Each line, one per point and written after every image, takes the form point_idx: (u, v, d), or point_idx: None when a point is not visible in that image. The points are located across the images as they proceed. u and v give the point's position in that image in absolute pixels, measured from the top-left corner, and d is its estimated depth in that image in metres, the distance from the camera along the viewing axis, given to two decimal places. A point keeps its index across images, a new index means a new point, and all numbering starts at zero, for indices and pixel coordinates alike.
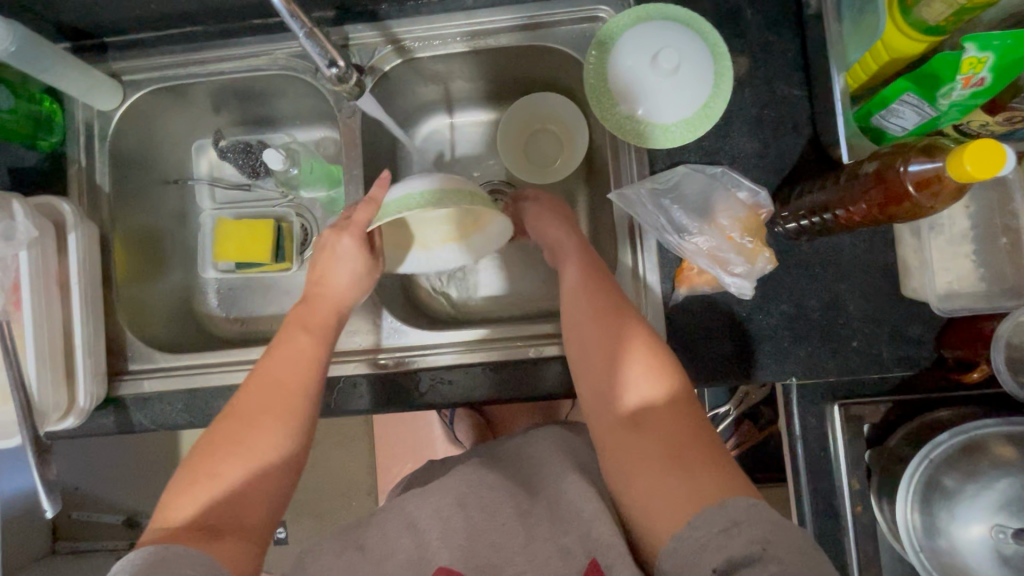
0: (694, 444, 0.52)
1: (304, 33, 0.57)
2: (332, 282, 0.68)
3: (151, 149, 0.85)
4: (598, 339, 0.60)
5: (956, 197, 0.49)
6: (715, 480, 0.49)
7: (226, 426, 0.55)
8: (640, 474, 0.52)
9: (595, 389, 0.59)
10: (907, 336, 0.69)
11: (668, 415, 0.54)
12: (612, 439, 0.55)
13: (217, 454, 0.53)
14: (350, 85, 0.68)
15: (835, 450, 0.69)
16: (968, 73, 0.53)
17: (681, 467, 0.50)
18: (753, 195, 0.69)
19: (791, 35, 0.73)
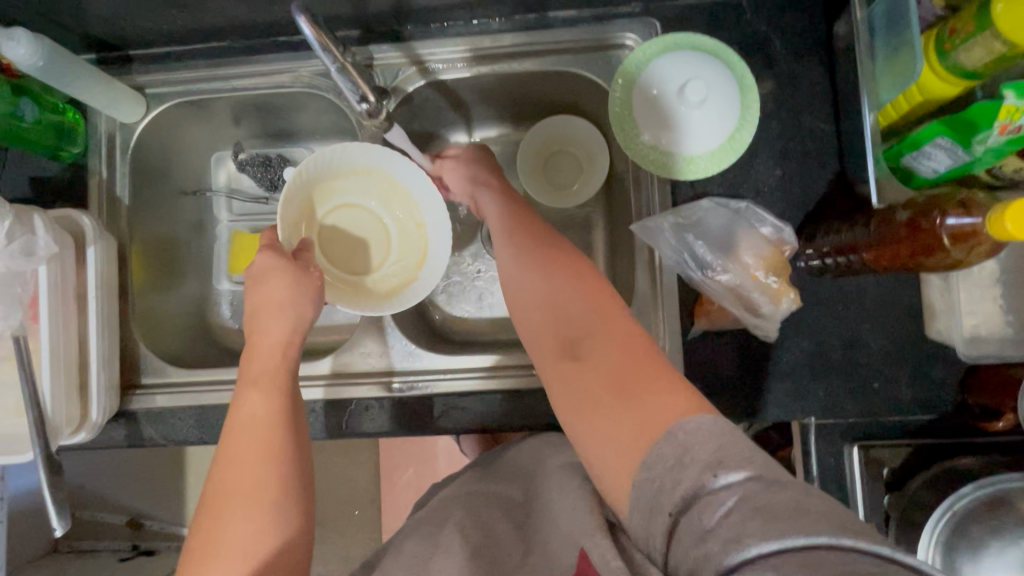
0: (639, 362, 0.50)
1: (336, 67, 0.58)
2: (271, 314, 0.63)
3: (170, 160, 0.86)
4: (538, 289, 0.59)
5: (990, 254, 0.49)
6: (658, 399, 0.47)
7: (206, 520, 0.52)
8: (587, 405, 0.50)
9: (535, 332, 0.57)
10: (930, 379, 0.68)
11: (607, 343, 0.52)
12: (558, 375, 0.54)
13: (205, 554, 0.50)
14: (382, 121, 0.67)
15: (852, 493, 0.67)
16: (1005, 120, 0.53)
17: (624, 400, 0.48)
18: (776, 231, 0.68)
19: (819, 68, 0.72)
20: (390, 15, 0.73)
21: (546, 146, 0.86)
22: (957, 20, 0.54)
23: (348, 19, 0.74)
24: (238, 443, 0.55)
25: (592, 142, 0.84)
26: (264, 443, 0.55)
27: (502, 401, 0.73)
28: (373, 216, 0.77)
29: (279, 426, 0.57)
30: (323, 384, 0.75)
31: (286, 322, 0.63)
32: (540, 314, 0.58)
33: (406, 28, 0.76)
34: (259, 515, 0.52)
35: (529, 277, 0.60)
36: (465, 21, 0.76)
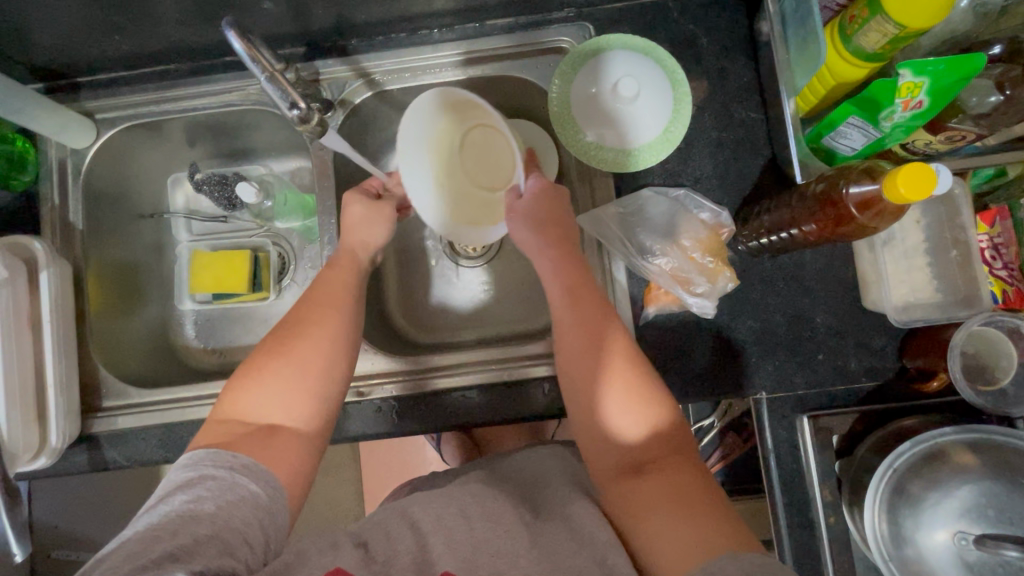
0: (699, 488, 0.54)
1: (265, 76, 0.60)
2: (352, 229, 0.71)
3: (125, 184, 0.86)
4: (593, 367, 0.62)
5: (897, 217, 0.51)
6: (711, 511, 0.52)
7: (271, 360, 0.61)
8: (649, 517, 0.53)
9: (592, 429, 0.61)
10: (871, 347, 0.71)
11: (670, 458, 0.57)
12: (617, 484, 0.57)
13: (266, 378, 0.60)
14: (317, 126, 0.68)
15: (806, 462, 0.70)
16: (906, 96, 0.56)
17: (681, 504, 0.53)
18: (715, 216, 0.71)
19: (745, 61, 0.76)
20: (333, 30, 0.76)
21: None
22: (855, 6, 0.58)
23: (291, 36, 0.76)
24: (317, 312, 0.64)
25: (541, 143, 0.87)
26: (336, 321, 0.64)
27: (466, 397, 0.75)
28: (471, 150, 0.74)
29: (351, 312, 0.66)
30: None
31: (365, 237, 0.71)
32: (600, 414, 0.60)
33: (350, 42, 0.79)
34: (320, 376, 0.61)
35: (591, 368, 0.62)
36: (408, 33, 0.78)
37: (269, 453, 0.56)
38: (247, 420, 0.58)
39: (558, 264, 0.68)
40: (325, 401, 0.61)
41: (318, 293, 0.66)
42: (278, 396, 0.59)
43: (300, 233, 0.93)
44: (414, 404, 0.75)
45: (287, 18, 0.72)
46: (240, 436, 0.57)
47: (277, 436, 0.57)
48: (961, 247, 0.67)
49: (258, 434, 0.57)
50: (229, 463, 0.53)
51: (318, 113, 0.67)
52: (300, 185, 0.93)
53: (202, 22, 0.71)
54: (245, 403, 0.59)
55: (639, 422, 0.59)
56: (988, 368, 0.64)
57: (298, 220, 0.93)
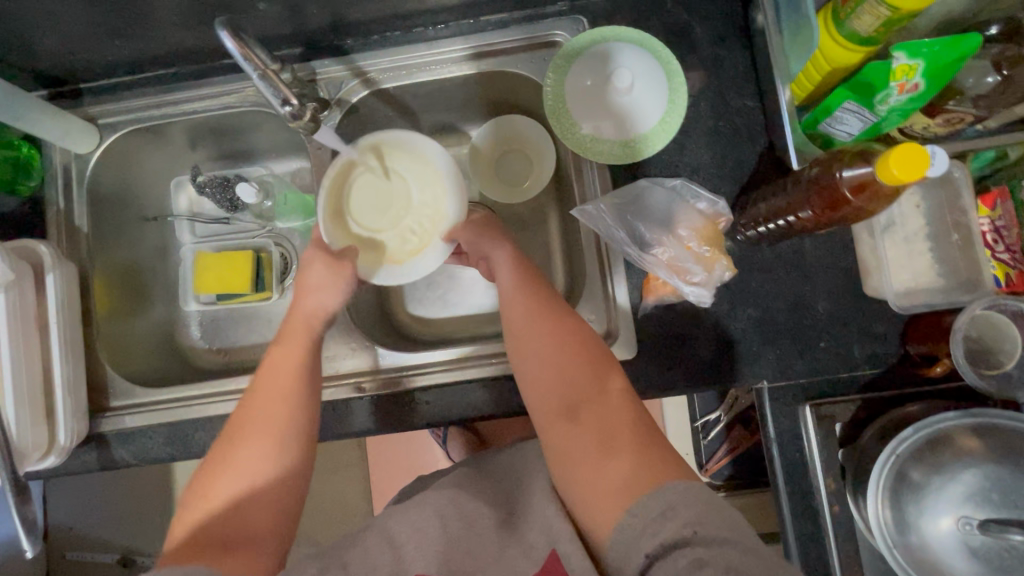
0: (634, 432, 0.57)
1: (257, 74, 0.60)
2: (303, 302, 0.69)
3: (129, 188, 0.88)
4: (542, 342, 0.62)
5: (892, 197, 0.51)
6: (647, 460, 0.54)
7: (224, 454, 0.60)
8: (585, 462, 0.56)
9: (536, 390, 0.62)
10: (874, 333, 0.71)
11: (605, 408, 0.58)
12: (555, 435, 0.59)
13: (219, 478, 0.58)
14: (308, 122, 0.70)
15: (810, 451, 0.69)
16: (902, 79, 0.56)
17: (615, 452, 0.56)
18: (712, 205, 0.71)
19: (741, 49, 0.76)
20: (328, 29, 0.77)
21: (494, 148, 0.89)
22: None
23: (288, 37, 0.77)
24: (263, 394, 0.62)
25: (536, 137, 0.87)
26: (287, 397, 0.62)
27: (465, 391, 0.75)
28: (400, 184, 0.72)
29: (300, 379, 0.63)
30: None
31: (315, 307, 0.69)
32: (546, 376, 0.61)
33: (346, 42, 0.80)
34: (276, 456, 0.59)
35: (539, 337, 0.63)
36: (403, 31, 0.79)
37: (228, 560, 0.53)
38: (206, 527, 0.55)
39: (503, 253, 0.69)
40: (284, 475, 0.59)
41: (266, 375, 0.64)
42: (232, 495, 0.57)
43: (301, 233, 0.94)
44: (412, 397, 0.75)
45: (284, 18, 0.73)
46: (195, 549, 0.54)
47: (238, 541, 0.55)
48: (963, 231, 0.66)
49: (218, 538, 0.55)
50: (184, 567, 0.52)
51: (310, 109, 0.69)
52: (300, 185, 0.94)
53: (201, 25, 0.72)
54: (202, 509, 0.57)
55: (582, 376, 0.61)
56: (991, 352, 0.63)
57: (298, 220, 0.94)
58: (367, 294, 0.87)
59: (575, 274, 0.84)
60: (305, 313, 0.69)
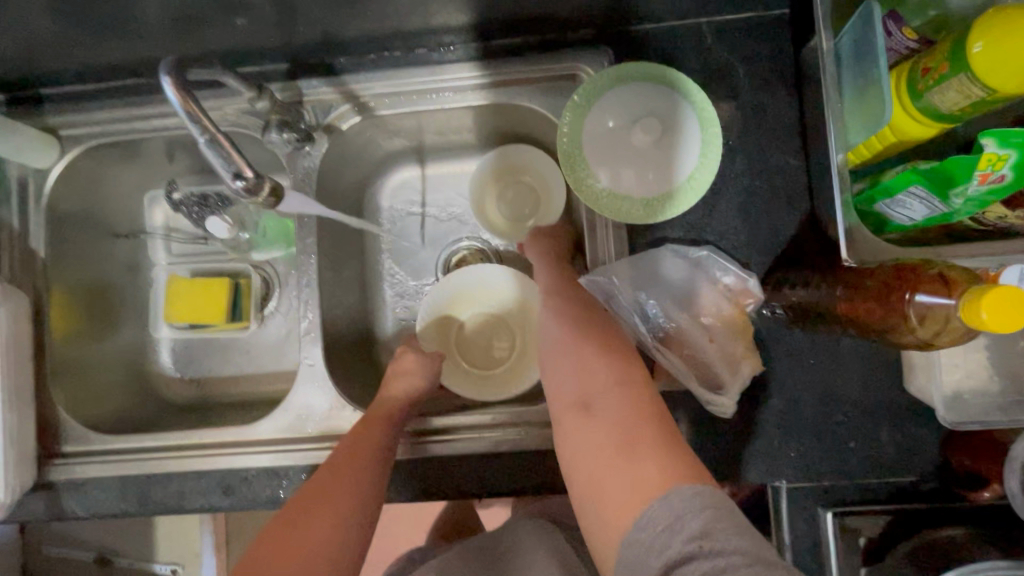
0: (649, 428, 0.47)
1: (204, 138, 0.47)
2: (394, 377, 0.69)
3: (96, 204, 0.80)
4: (561, 328, 0.57)
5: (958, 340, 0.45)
6: (659, 459, 0.45)
7: (278, 529, 0.52)
8: (593, 460, 0.48)
9: (555, 380, 0.55)
10: (911, 438, 0.62)
11: (619, 396, 0.50)
12: (565, 429, 0.52)
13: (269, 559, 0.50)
14: (269, 198, 0.53)
15: (827, 564, 0.62)
16: (986, 169, 0.48)
17: (627, 451, 0.47)
18: (741, 281, 0.62)
19: (788, 97, 0.66)
20: (317, 47, 0.67)
21: (504, 175, 0.80)
22: (931, 56, 0.48)
23: (272, 52, 0.68)
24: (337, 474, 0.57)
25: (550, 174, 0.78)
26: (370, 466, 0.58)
27: (454, 465, 0.66)
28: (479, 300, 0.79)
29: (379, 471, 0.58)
30: (237, 451, 0.69)
31: (404, 386, 0.68)
32: (564, 367, 0.54)
33: (337, 60, 0.70)
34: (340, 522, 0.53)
35: (561, 332, 0.57)
36: (402, 51, 0.70)
37: None
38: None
39: (544, 264, 0.68)
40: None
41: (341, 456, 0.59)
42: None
43: (284, 260, 0.86)
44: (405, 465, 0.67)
45: (265, 34, 0.64)
46: None
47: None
48: None
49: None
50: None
51: (270, 182, 0.52)
52: None
53: (170, 37, 0.63)
54: None
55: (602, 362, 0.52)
56: None
57: (280, 249, 0.86)
58: (350, 335, 0.79)
59: None
60: (385, 400, 0.66)
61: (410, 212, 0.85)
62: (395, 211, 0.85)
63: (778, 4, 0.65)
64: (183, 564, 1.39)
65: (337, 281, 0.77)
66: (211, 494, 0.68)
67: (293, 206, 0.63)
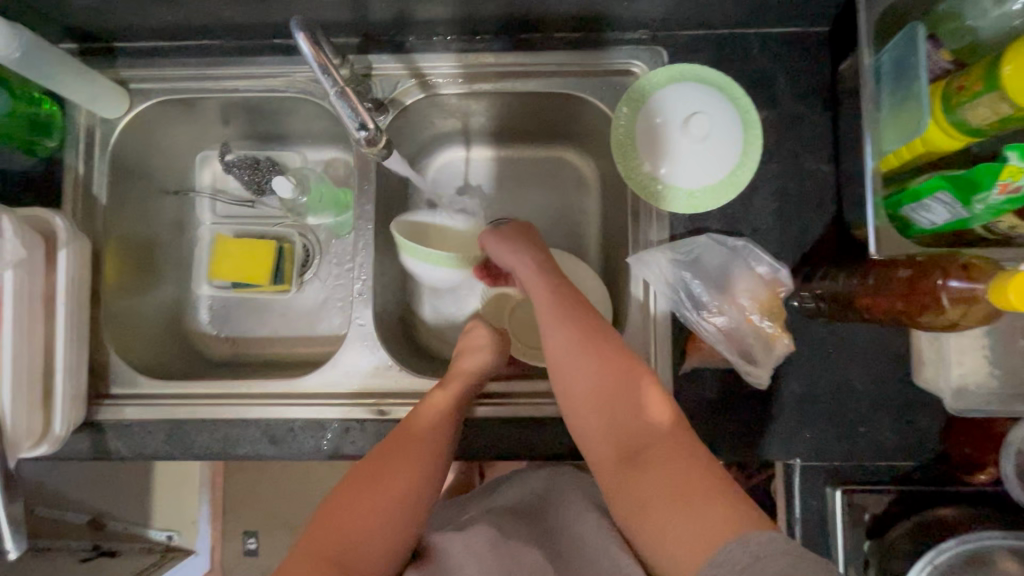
0: (700, 474, 0.52)
1: (335, 90, 0.57)
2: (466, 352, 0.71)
3: (153, 158, 0.82)
4: (587, 364, 0.60)
5: (983, 320, 0.51)
6: (716, 510, 0.49)
7: (362, 471, 0.60)
8: (646, 514, 0.52)
9: (597, 426, 0.59)
10: (916, 426, 0.68)
11: (667, 450, 0.54)
12: (616, 480, 0.56)
13: (355, 494, 0.58)
14: (382, 148, 0.63)
15: (833, 538, 0.68)
16: (1006, 180, 0.53)
17: (683, 502, 0.50)
18: (772, 271, 0.67)
19: (823, 108, 0.72)
20: (391, 25, 0.71)
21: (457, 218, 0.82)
22: (966, 76, 0.54)
23: (348, 26, 0.71)
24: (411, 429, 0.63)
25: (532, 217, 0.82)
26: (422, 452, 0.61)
27: (496, 427, 0.71)
28: None
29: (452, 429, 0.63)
30: (283, 403, 0.71)
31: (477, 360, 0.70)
32: (604, 417, 0.58)
33: (407, 39, 0.74)
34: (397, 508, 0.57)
35: (585, 373, 0.60)
36: (469, 37, 0.74)
37: None
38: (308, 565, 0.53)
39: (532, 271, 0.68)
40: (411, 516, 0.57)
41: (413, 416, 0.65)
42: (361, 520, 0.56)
43: (329, 228, 0.89)
44: None
45: (348, 8, 0.68)
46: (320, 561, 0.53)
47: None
48: None
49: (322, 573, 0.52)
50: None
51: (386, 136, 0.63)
52: (333, 177, 0.89)
53: (256, 3, 0.67)
54: (336, 517, 0.56)
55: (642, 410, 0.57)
56: None
57: (330, 216, 0.88)
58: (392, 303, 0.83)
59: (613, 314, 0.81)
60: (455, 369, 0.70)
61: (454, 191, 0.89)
62: (439, 189, 0.89)
63: (820, 22, 0.71)
64: (179, 530, 1.42)
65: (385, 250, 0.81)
66: (255, 442, 0.71)
67: (395, 165, 0.73)
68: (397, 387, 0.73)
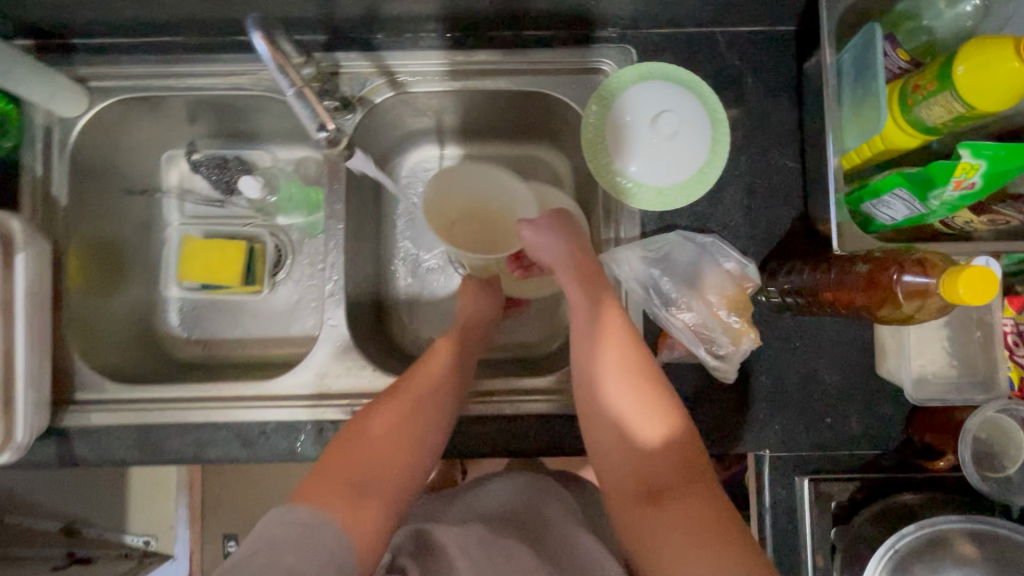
0: (717, 520, 0.53)
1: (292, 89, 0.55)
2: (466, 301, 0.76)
3: (116, 158, 0.80)
4: (623, 398, 0.60)
5: (940, 312, 0.52)
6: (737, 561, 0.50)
7: (381, 407, 0.64)
8: (664, 557, 0.53)
9: (625, 462, 0.59)
10: (879, 416, 0.70)
11: (692, 495, 0.55)
12: (637, 516, 0.56)
13: (373, 427, 0.63)
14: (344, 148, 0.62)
15: (801, 526, 0.69)
16: (961, 176, 0.55)
17: (705, 549, 0.51)
18: (740, 266, 0.68)
19: (789, 105, 0.73)
20: (358, 21, 0.71)
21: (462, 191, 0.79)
22: (921, 76, 0.55)
23: (314, 22, 0.70)
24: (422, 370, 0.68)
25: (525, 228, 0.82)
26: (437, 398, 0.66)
27: (472, 426, 0.71)
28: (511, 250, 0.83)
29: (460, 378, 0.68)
30: (254, 406, 0.70)
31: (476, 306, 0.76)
32: (633, 453, 0.59)
33: (375, 36, 0.73)
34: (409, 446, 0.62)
35: (619, 406, 0.60)
36: (438, 34, 0.74)
37: (353, 515, 0.56)
38: (330, 488, 0.57)
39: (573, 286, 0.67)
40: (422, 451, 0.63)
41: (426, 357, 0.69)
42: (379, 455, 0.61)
43: (300, 227, 0.88)
44: None
45: (313, 4, 0.67)
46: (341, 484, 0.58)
47: (362, 500, 0.57)
48: (985, 329, 0.65)
49: (342, 495, 0.57)
50: (295, 524, 0.53)
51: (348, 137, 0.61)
52: (304, 176, 0.88)
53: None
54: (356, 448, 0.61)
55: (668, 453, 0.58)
56: (997, 455, 0.63)
57: (300, 215, 0.88)
58: (365, 303, 0.82)
59: None
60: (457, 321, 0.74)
61: None
62: (413, 187, 0.89)
63: (785, 21, 0.72)
64: (156, 536, 1.40)
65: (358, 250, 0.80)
66: (227, 445, 0.70)
67: (357, 164, 0.72)
68: (371, 388, 0.73)
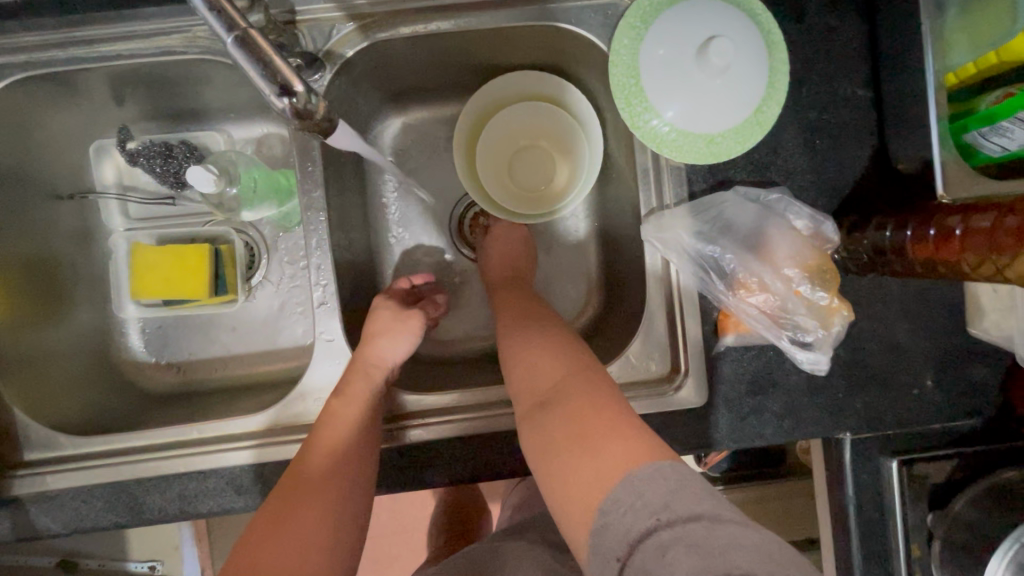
0: (606, 414, 0.48)
1: (231, 38, 0.39)
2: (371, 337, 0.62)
3: (29, 158, 0.64)
4: (516, 334, 0.59)
5: None
6: (615, 447, 0.45)
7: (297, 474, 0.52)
8: (554, 463, 0.48)
9: (518, 378, 0.55)
10: (973, 382, 0.61)
11: (578, 387, 0.51)
12: (526, 426, 0.52)
13: (290, 504, 0.50)
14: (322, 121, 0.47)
15: (892, 515, 0.60)
16: None
17: (586, 443, 0.47)
18: (813, 224, 0.58)
19: (857, 19, 0.59)
20: None
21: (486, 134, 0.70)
22: None
23: None
24: (328, 418, 0.56)
25: (574, 143, 0.69)
26: (346, 463, 0.53)
27: (508, 440, 0.60)
28: (550, 180, 0.72)
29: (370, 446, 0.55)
30: (246, 446, 0.59)
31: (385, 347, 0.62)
32: (523, 367, 0.55)
33: None
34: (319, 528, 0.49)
35: (513, 335, 0.59)
36: None
37: None
38: None
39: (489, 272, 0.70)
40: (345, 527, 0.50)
41: (332, 410, 0.56)
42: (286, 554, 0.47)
43: (274, 221, 0.74)
44: (448, 441, 0.60)
45: None
46: None
47: None
48: None
49: None
50: None
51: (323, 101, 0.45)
52: (269, 157, 0.73)
53: None
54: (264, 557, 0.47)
55: (550, 360, 0.54)
56: None
57: (272, 207, 0.71)
58: (360, 305, 0.69)
59: (622, 290, 0.70)
60: (366, 360, 0.60)
61: (418, 161, 0.75)
62: (401, 160, 0.75)
63: None
64: (163, 560, 1.14)
65: (347, 243, 0.67)
66: (220, 496, 0.58)
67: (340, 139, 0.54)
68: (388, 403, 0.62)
